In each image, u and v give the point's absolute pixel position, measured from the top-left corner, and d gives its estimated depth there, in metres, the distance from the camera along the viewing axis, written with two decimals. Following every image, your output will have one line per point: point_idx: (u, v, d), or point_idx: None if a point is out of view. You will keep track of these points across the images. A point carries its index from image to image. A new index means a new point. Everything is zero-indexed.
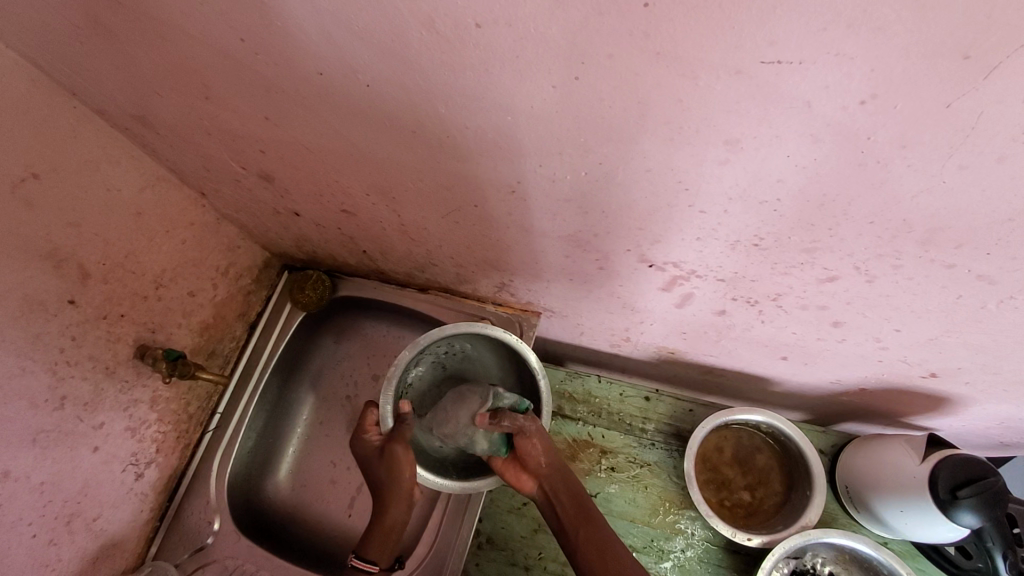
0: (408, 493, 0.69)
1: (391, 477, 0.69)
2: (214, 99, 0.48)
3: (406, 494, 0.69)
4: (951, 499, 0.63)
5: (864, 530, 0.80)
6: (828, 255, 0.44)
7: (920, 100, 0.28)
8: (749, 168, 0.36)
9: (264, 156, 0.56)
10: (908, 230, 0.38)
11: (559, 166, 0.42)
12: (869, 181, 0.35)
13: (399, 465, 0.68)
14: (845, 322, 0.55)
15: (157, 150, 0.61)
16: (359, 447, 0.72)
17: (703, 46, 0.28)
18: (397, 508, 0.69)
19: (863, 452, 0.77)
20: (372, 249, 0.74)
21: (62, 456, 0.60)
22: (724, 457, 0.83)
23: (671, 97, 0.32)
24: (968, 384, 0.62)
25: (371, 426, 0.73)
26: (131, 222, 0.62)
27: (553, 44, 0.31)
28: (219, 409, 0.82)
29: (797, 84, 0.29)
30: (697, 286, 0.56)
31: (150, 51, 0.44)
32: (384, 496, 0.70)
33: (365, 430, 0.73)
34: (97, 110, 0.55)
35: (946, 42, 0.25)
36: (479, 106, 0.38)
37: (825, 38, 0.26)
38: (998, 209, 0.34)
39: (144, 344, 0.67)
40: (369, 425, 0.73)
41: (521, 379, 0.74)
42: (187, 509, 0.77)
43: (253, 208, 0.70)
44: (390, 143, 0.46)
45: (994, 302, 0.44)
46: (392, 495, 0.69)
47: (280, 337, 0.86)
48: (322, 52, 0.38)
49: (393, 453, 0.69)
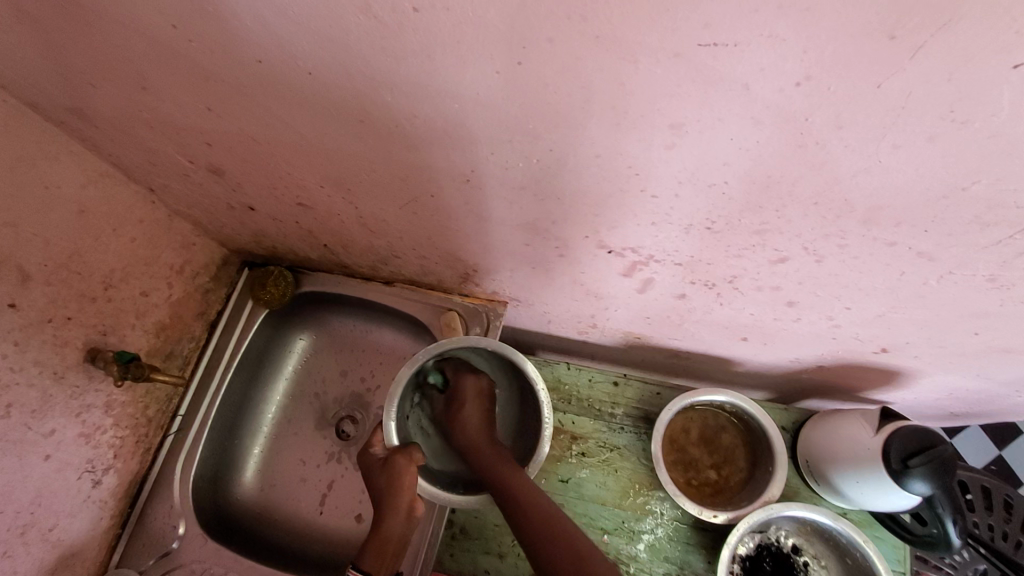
0: (408, 505, 0.63)
1: (392, 488, 0.63)
2: (152, 90, 0.46)
3: (405, 505, 0.63)
4: (903, 468, 0.66)
5: (825, 502, 0.83)
6: (778, 236, 0.45)
7: (851, 82, 0.29)
8: (694, 152, 0.37)
9: (211, 149, 0.54)
10: (851, 210, 0.39)
11: (511, 153, 0.42)
12: (810, 163, 0.35)
13: (402, 477, 0.64)
14: (798, 302, 0.56)
15: (99, 145, 0.58)
16: (363, 460, 0.68)
17: (640, 28, 0.28)
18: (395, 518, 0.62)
19: (822, 428, 0.79)
20: (332, 242, 0.73)
21: (10, 467, 0.57)
22: (690, 437, 0.85)
23: (614, 81, 0.32)
24: (917, 358, 0.64)
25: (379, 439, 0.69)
26: (75, 220, 0.59)
27: (492, 28, 0.31)
28: (181, 411, 0.80)
29: (733, 66, 0.29)
30: (656, 271, 0.57)
31: (79, 40, 0.42)
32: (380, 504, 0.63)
33: (374, 444, 0.68)
34: (31, 104, 0.53)
35: (871, 23, 0.26)
36: (425, 95, 0.38)
37: (757, 19, 0.26)
38: (934, 187, 0.35)
39: (95, 347, 0.65)
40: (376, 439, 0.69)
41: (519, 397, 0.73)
42: (150, 515, 0.75)
43: (205, 203, 0.68)
44: (342, 135, 0.45)
45: (935, 278, 0.46)
46: (393, 504, 0.63)
47: (241, 335, 0.84)
48: (261, 40, 0.37)
49: (398, 462, 0.65)
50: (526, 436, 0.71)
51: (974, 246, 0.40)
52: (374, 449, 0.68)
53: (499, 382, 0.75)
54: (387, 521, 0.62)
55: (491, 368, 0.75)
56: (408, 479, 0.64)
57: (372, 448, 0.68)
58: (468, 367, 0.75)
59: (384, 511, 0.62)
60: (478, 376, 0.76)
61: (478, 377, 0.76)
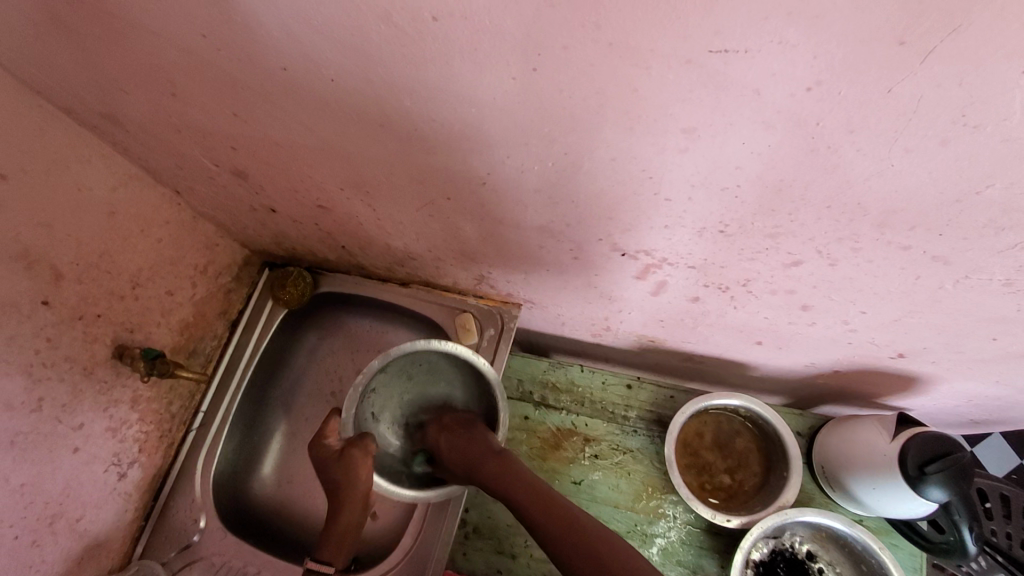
0: (364, 495, 0.65)
1: (346, 480, 0.64)
2: (181, 96, 0.48)
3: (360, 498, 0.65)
4: (919, 475, 0.66)
5: (840, 508, 0.83)
6: (791, 239, 0.45)
7: (861, 86, 0.29)
8: (708, 156, 0.37)
9: (236, 152, 0.56)
10: (864, 213, 0.39)
11: (526, 156, 0.43)
12: (823, 166, 0.36)
13: (358, 470, 0.64)
14: (813, 306, 0.56)
15: (130, 148, 0.61)
16: (316, 451, 0.68)
17: (653, 36, 0.29)
18: (349, 510, 0.65)
19: (838, 433, 0.79)
20: (350, 244, 0.74)
21: (42, 458, 0.60)
22: (704, 441, 0.84)
23: (626, 87, 0.33)
24: (935, 363, 0.64)
25: (333, 431, 0.69)
26: (106, 221, 0.62)
27: (508, 36, 0.32)
28: (202, 408, 0.82)
29: (746, 72, 0.30)
30: (670, 274, 0.57)
31: (113, 48, 0.44)
32: (338, 495, 0.65)
33: (326, 436, 0.68)
34: (66, 109, 0.55)
35: (881, 31, 0.26)
36: (443, 100, 0.39)
37: (766, 27, 0.27)
38: (948, 190, 0.35)
39: (122, 344, 0.67)
40: (330, 431, 0.69)
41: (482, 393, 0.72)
42: (172, 508, 0.77)
43: (230, 205, 0.70)
44: (360, 139, 0.47)
45: (951, 282, 0.46)
46: (349, 496, 0.64)
47: (262, 334, 0.86)
48: (286, 48, 0.38)
49: (350, 457, 0.65)
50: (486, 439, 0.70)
51: (989, 250, 0.40)
52: (330, 441, 0.68)
53: (462, 378, 0.73)
54: (342, 513, 0.65)
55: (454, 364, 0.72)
56: (363, 472, 0.64)
57: (327, 440, 0.68)
58: (429, 361, 0.73)
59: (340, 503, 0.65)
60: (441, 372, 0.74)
61: (440, 371, 0.74)
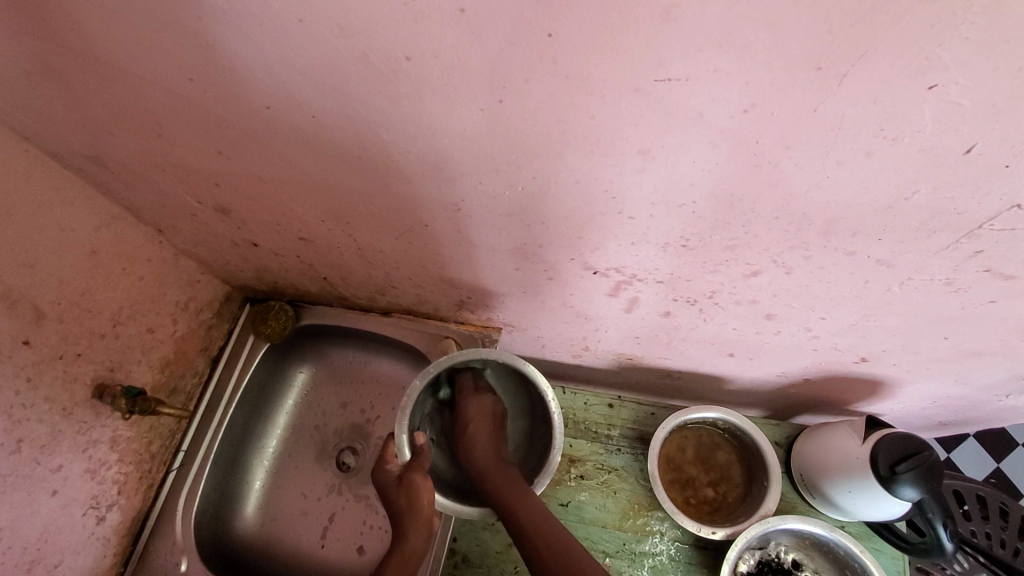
0: (428, 516, 0.65)
1: (410, 505, 0.65)
2: (167, 136, 0.50)
3: (425, 519, 0.65)
4: (891, 474, 0.67)
5: (822, 515, 0.84)
6: (748, 251, 0.48)
7: (791, 108, 0.33)
8: (664, 175, 0.41)
9: (219, 189, 0.58)
10: (809, 223, 0.43)
11: (499, 181, 0.45)
12: (767, 180, 0.39)
13: (417, 495, 0.65)
14: (776, 314, 0.59)
15: (113, 190, 0.62)
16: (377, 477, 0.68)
17: (603, 68, 0.33)
18: (415, 535, 0.64)
19: (813, 440, 0.81)
20: (332, 275, 0.76)
21: (20, 501, 0.59)
22: (686, 456, 0.86)
23: (585, 115, 0.36)
24: (896, 365, 0.67)
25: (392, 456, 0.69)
26: (87, 260, 0.62)
27: (475, 71, 0.35)
28: (184, 446, 0.81)
29: (689, 97, 0.33)
30: (641, 290, 0.60)
31: (102, 93, 0.46)
32: (401, 520, 0.65)
33: (387, 461, 0.68)
34: (51, 152, 0.56)
35: (799, 59, 0.30)
36: (417, 131, 0.41)
37: (703, 57, 0.31)
38: (880, 198, 0.39)
39: (102, 384, 0.67)
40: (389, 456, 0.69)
41: (529, 397, 0.75)
42: (153, 552, 0.75)
43: (212, 241, 0.71)
44: (340, 171, 0.49)
45: (897, 284, 0.49)
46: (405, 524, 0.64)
47: (244, 369, 0.86)
48: (269, 88, 0.41)
49: (412, 481, 0.65)
50: (536, 456, 0.73)
51: (926, 252, 0.44)
52: (388, 466, 0.68)
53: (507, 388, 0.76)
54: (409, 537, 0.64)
55: (499, 374, 0.76)
56: (424, 498, 0.65)
57: (387, 465, 0.68)
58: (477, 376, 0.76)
59: (405, 527, 0.64)
60: (492, 387, 0.77)
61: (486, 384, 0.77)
